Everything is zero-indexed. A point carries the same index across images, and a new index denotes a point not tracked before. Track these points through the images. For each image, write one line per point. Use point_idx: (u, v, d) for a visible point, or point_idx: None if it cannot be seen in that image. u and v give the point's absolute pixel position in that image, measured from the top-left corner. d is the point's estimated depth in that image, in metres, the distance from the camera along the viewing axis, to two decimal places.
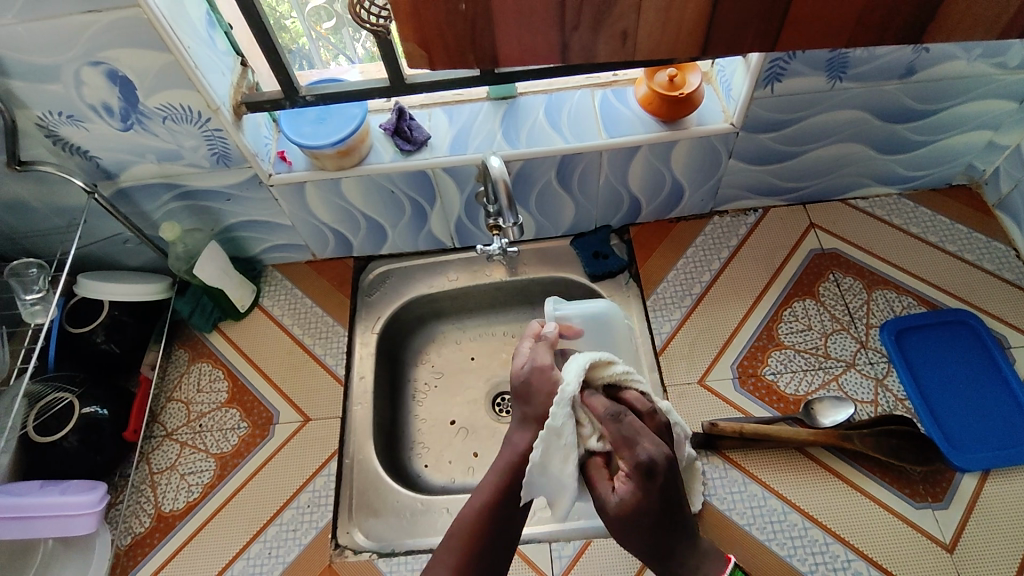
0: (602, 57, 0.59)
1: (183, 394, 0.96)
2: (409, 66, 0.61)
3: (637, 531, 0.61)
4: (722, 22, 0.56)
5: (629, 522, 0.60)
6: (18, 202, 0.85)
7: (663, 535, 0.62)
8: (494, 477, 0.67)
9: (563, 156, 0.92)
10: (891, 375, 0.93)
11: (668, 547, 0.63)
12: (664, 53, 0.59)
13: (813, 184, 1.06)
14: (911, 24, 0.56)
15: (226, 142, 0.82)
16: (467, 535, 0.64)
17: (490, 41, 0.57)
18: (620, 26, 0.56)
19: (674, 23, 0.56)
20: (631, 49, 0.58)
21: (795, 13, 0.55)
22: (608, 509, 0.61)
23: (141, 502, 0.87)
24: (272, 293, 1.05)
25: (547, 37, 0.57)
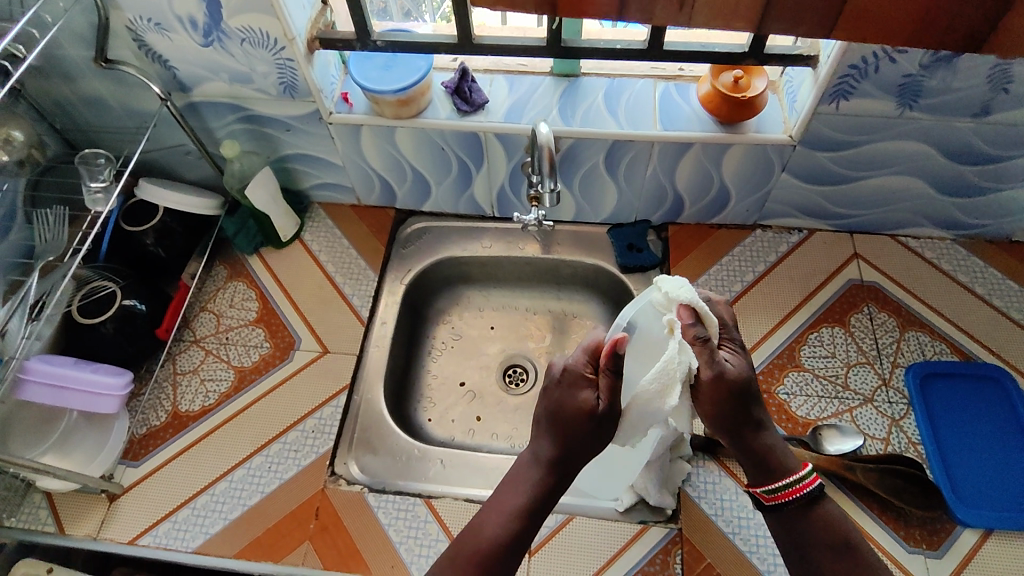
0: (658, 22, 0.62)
1: (217, 306, 1.01)
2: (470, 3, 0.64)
3: (727, 401, 0.68)
4: (784, 2, 0.57)
5: (733, 390, 0.68)
6: (97, 98, 0.91)
7: (743, 411, 0.69)
8: (509, 515, 0.69)
9: (614, 141, 0.92)
10: (908, 417, 0.91)
11: (737, 430, 0.70)
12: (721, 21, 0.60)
13: (864, 214, 1.04)
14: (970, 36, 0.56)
15: (296, 72, 0.86)
16: (476, 562, 0.66)
17: None
18: None
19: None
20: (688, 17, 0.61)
21: (856, 3, 0.56)
22: (721, 385, 0.67)
23: (160, 397, 0.92)
24: (313, 228, 1.09)
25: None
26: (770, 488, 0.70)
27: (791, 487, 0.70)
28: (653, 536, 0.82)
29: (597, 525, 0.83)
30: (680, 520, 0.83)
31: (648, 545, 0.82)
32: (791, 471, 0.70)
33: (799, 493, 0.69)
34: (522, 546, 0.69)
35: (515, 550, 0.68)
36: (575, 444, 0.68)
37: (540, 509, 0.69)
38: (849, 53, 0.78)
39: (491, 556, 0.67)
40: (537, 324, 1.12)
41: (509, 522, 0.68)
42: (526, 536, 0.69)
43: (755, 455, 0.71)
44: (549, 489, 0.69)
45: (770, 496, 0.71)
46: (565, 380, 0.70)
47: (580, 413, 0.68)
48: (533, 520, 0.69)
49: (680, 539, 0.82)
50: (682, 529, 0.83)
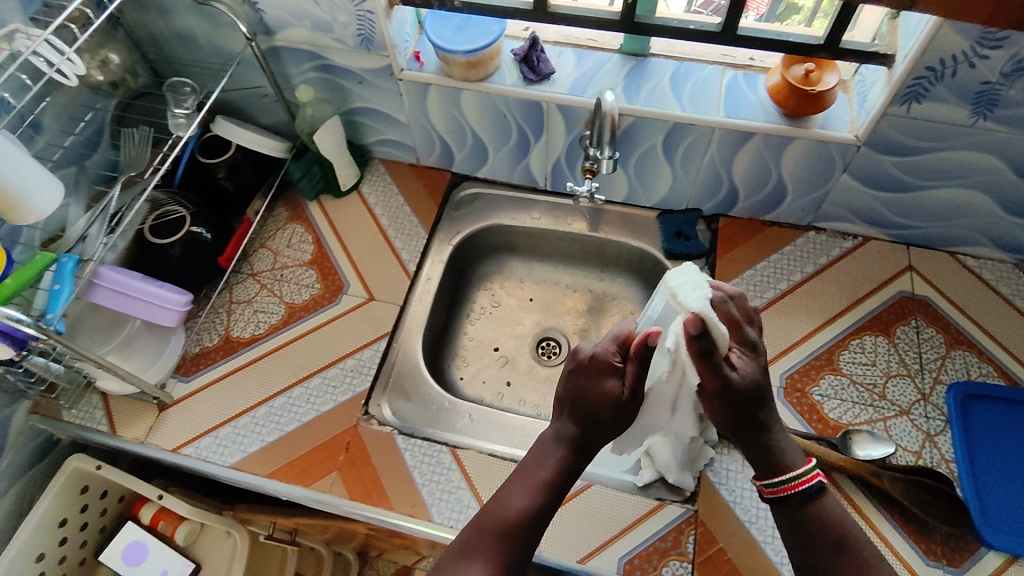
0: None
1: (274, 244, 1.06)
2: None
3: (730, 407, 0.71)
4: None
5: (737, 398, 0.71)
6: (188, 34, 0.96)
7: (749, 414, 0.71)
8: (532, 491, 0.72)
9: (675, 122, 0.93)
10: (944, 434, 0.89)
11: (743, 429, 0.72)
12: None
13: (924, 227, 1.01)
14: None
15: (374, 25, 0.89)
16: (497, 533, 0.69)
17: None
18: None
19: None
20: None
21: None
22: (723, 394, 0.70)
23: (215, 321, 0.98)
24: (371, 182, 1.13)
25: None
26: (771, 482, 0.71)
27: (790, 483, 0.70)
28: (669, 514, 0.83)
29: (614, 495, 0.85)
30: (697, 502, 0.84)
31: (662, 522, 0.82)
32: (793, 467, 0.71)
33: (799, 488, 0.70)
34: (543, 521, 0.71)
35: (537, 523, 0.71)
36: (598, 425, 0.72)
37: (559, 486, 0.73)
38: (928, 52, 0.77)
39: (515, 526, 0.69)
40: (576, 301, 1.13)
41: (532, 495, 0.71)
42: (548, 511, 0.72)
43: (760, 453, 0.72)
44: (571, 467, 0.73)
45: (770, 490, 0.71)
46: (591, 366, 0.73)
47: (606, 399, 0.71)
48: (554, 496, 0.72)
49: (695, 520, 0.82)
50: (698, 510, 0.83)
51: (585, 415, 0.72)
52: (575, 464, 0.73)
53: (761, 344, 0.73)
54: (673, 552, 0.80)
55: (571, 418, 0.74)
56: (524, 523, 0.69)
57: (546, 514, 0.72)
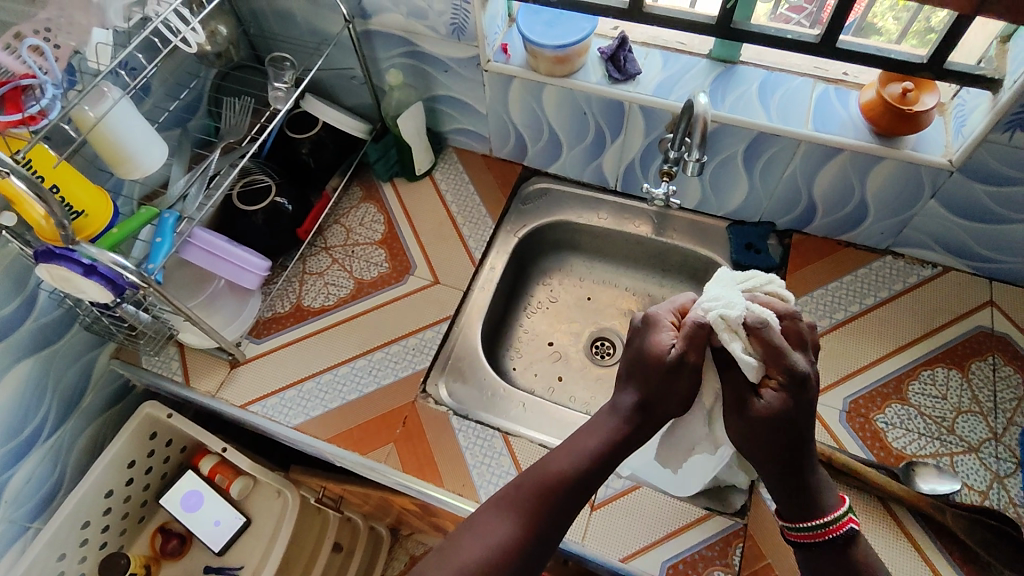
0: None
1: (348, 222, 1.09)
2: None
3: (755, 436, 0.65)
4: None
5: (759, 425, 0.64)
6: (288, 13, 1.01)
7: (779, 447, 0.64)
8: (582, 454, 0.67)
9: (759, 132, 0.91)
10: (1014, 476, 0.85)
11: (776, 464, 0.65)
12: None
13: (1009, 263, 0.97)
14: None
15: (469, 16, 0.92)
16: (534, 492, 0.65)
17: None
18: None
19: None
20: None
21: None
22: (739, 417, 0.66)
23: (288, 289, 1.02)
24: (444, 170, 1.16)
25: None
26: (792, 526, 0.67)
27: (817, 530, 0.65)
28: (716, 525, 0.82)
29: (661, 500, 0.84)
30: (747, 516, 0.83)
31: (709, 532, 0.82)
32: (825, 513, 0.65)
33: (827, 536, 0.65)
34: (588, 489, 0.67)
35: (581, 489, 0.66)
36: (666, 386, 0.68)
37: (611, 456, 0.67)
38: None
39: (556, 488, 0.65)
40: (633, 304, 1.13)
41: (580, 459, 0.67)
42: (595, 478, 0.67)
43: (795, 492, 0.66)
44: (627, 436, 0.67)
45: (793, 534, 0.67)
46: (647, 327, 0.71)
47: (653, 359, 0.68)
48: (604, 465, 0.67)
49: (743, 534, 0.81)
50: (747, 525, 0.82)
51: (646, 385, 0.68)
52: (630, 435, 0.67)
53: (813, 379, 0.64)
54: (717, 563, 0.80)
55: (632, 386, 0.70)
56: (566, 485, 0.65)
57: (593, 482, 0.67)
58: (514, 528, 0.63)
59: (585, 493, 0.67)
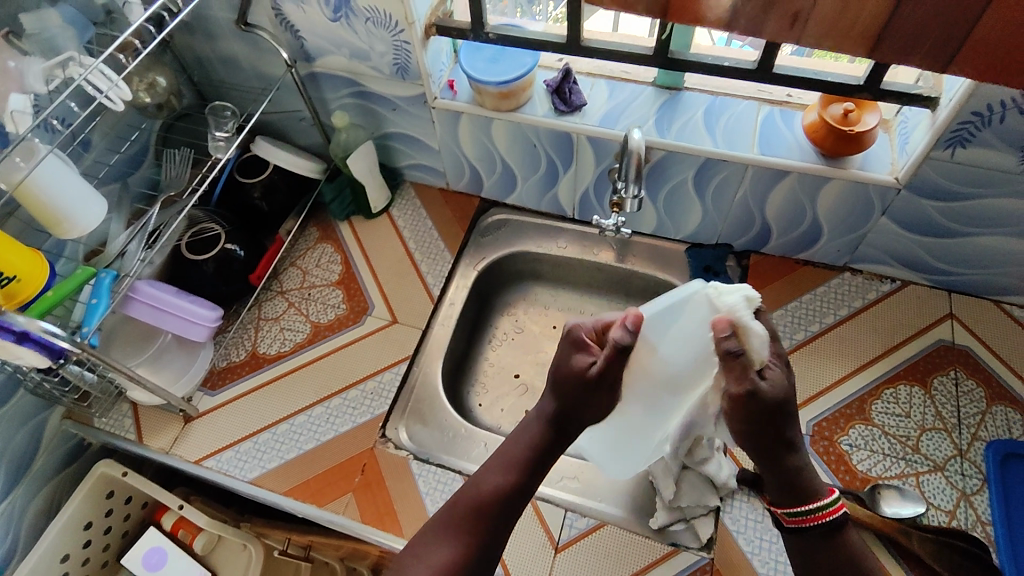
0: (766, 36, 0.61)
1: (304, 263, 1.08)
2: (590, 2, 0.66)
3: (750, 417, 0.64)
4: (905, 25, 0.56)
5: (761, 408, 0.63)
6: (232, 59, 1.00)
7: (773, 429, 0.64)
8: (507, 466, 0.69)
9: (706, 158, 0.91)
10: (981, 494, 0.84)
11: (768, 450, 0.66)
12: (833, 41, 0.60)
13: (967, 274, 0.97)
14: None
15: (410, 55, 0.91)
16: (472, 511, 0.66)
17: None
18: (793, 7, 0.58)
19: (856, 11, 0.56)
20: (799, 34, 0.60)
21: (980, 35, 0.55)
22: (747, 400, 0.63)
23: (243, 337, 1.00)
24: (402, 205, 1.15)
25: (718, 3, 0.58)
26: (790, 512, 0.67)
27: (814, 514, 0.66)
28: (683, 560, 0.81)
29: (626, 538, 0.83)
30: (713, 551, 0.81)
31: (676, 568, 0.80)
32: (819, 497, 0.66)
33: (825, 519, 0.65)
34: (521, 500, 0.68)
35: (514, 501, 0.68)
36: (579, 398, 0.69)
37: (539, 462, 0.70)
38: (974, 95, 0.73)
39: (490, 503, 0.67)
40: None
41: (505, 472, 0.68)
42: (528, 485, 0.69)
43: (784, 477, 0.66)
44: (547, 443, 0.70)
45: (790, 519, 0.67)
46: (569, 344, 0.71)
47: (572, 376, 0.69)
48: (530, 474, 0.69)
49: (710, 569, 0.80)
50: (714, 559, 0.80)
51: (560, 391, 0.70)
52: (554, 440, 0.70)
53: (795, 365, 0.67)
54: None
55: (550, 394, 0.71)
56: (498, 500, 0.67)
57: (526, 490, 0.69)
58: (457, 551, 0.64)
59: (519, 504, 0.68)
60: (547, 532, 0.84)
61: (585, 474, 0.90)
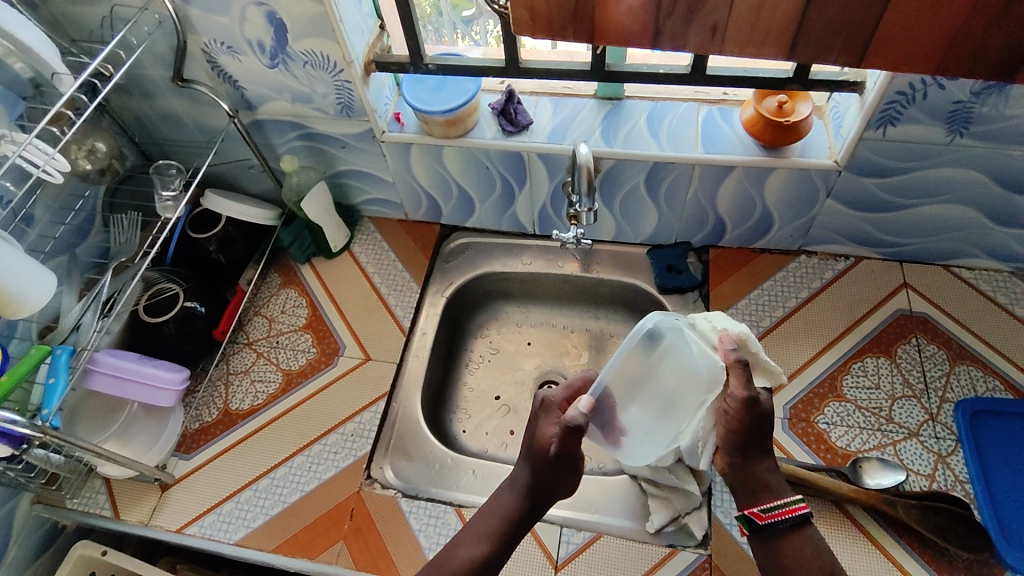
0: (690, 48, 0.62)
1: (269, 311, 1.06)
2: (515, 31, 0.66)
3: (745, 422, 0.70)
4: (815, 25, 0.57)
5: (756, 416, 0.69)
6: (173, 115, 0.99)
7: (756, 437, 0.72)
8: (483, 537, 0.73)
9: (655, 163, 0.94)
10: (956, 454, 0.87)
11: (743, 451, 0.73)
12: (752, 47, 0.61)
13: (915, 243, 1.01)
14: (1005, 59, 0.56)
15: (353, 93, 0.91)
16: None
17: (591, 8, 0.61)
18: (711, 19, 0.59)
19: (767, 18, 0.57)
20: (720, 44, 0.61)
21: (886, 30, 0.56)
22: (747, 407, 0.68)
23: (213, 395, 0.98)
24: (362, 241, 1.14)
25: (644, 17, 0.60)
26: (765, 507, 0.72)
27: (787, 508, 0.72)
28: (682, 560, 0.81)
29: (624, 546, 0.83)
30: (710, 546, 0.82)
31: (677, 569, 0.80)
32: (783, 495, 0.73)
33: (796, 511, 0.72)
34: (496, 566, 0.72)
35: (490, 569, 0.72)
36: (547, 469, 0.71)
37: (510, 535, 0.73)
38: (896, 78, 0.76)
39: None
40: (575, 342, 1.11)
41: (481, 544, 0.72)
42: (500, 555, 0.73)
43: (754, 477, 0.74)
44: (520, 512, 0.73)
45: (764, 515, 0.72)
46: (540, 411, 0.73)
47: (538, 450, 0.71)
48: (506, 542, 0.73)
49: (709, 565, 0.80)
50: (711, 555, 0.81)
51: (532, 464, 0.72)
52: (527, 511, 0.73)
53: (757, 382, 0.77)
54: None
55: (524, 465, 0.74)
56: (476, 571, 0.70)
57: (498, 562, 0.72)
58: None
59: (495, 569, 0.73)
60: (545, 551, 0.83)
61: (576, 487, 0.89)
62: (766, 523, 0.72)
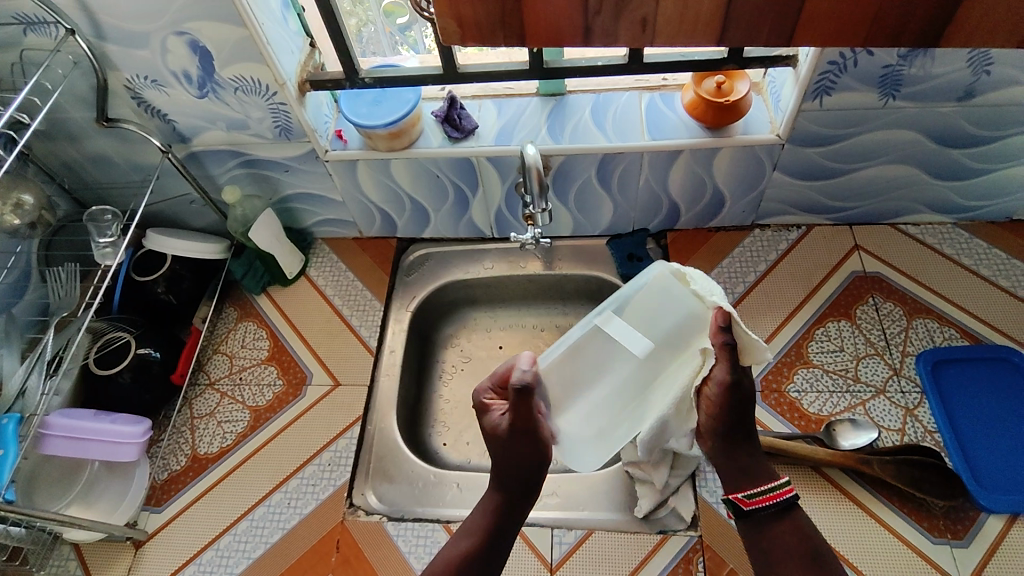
0: (622, 43, 0.62)
1: (229, 347, 1.03)
2: (443, 43, 0.65)
3: (730, 409, 0.73)
4: (742, 8, 0.57)
5: (739, 399, 0.73)
6: (103, 156, 0.94)
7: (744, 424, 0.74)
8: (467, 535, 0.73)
9: (603, 154, 0.94)
10: (923, 406, 0.90)
11: (739, 437, 0.76)
12: (681, 38, 0.61)
13: (862, 205, 1.03)
14: (929, 28, 0.57)
15: (289, 115, 0.89)
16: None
17: (518, 12, 0.60)
18: (639, 13, 0.59)
19: (693, 9, 0.58)
20: (651, 37, 0.61)
21: (811, 8, 0.57)
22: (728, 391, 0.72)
23: (179, 442, 0.94)
24: (317, 264, 1.11)
25: (574, 16, 0.59)
26: (750, 493, 0.73)
27: (773, 493, 0.73)
28: (674, 545, 0.82)
29: (617, 539, 0.83)
30: (699, 527, 0.83)
31: (669, 555, 0.81)
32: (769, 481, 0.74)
33: (777, 499, 0.72)
34: (489, 560, 0.71)
35: (483, 561, 0.71)
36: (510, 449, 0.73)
37: (499, 525, 0.74)
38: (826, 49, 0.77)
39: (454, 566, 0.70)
40: (546, 340, 1.11)
41: (466, 538, 0.73)
42: (494, 544, 0.73)
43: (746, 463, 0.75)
44: (503, 501, 0.74)
45: (749, 500, 0.73)
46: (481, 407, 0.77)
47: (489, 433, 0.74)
48: (496, 532, 0.73)
49: (700, 546, 0.81)
50: (702, 536, 0.82)
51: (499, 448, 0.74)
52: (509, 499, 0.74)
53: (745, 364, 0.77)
54: None
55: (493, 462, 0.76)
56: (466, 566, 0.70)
57: (492, 552, 0.72)
58: None
59: (491, 562, 0.72)
60: (539, 556, 0.83)
61: (563, 487, 0.88)
62: (749, 510, 0.73)
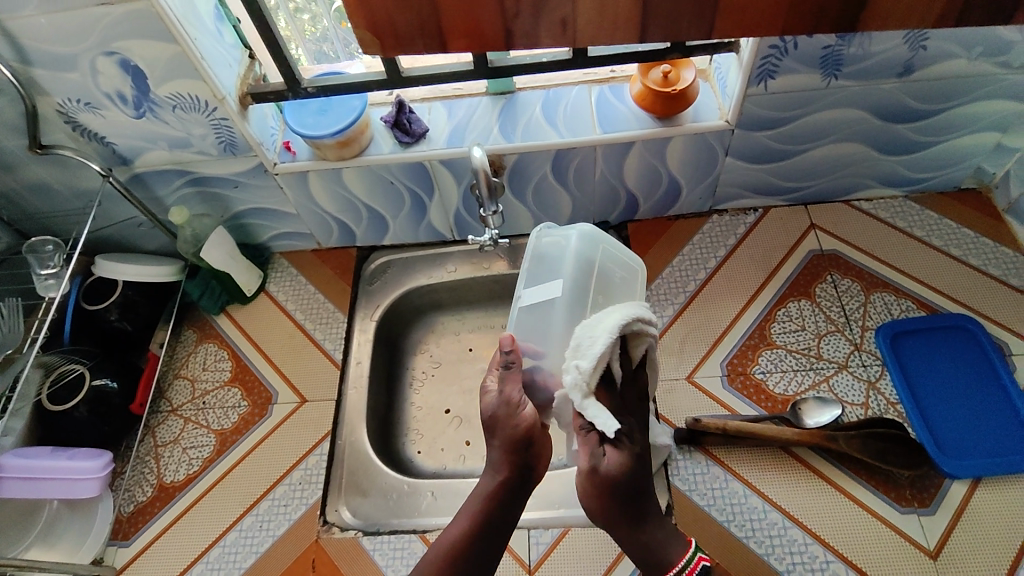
0: (545, 42, 0.62)
1: (190, 371, 1.00)
2: (365, 53, 0.64)
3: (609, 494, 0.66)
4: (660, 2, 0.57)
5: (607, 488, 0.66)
6: (41, 185, 0.91)
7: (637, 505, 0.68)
8: (464, 515, 0.71)
9: (556, 150, 0.93)
10: (884, 378, 0.92)
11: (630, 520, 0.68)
12: (605, 36, 0.61)
13: (816, 183, 1.04)
14: (844, 12, 0.58)
15: (232, 130, 0.86)
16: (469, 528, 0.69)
17: (437, 18, 0.59)
18: (559, 13, 0.58)
19: (612, 5, 0.57)
20: (574, 36, 0.61)
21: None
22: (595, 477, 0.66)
23: (144, 472, 0.92)
24: (277, 279, 1.09)
25: (498, 20, 0.59)
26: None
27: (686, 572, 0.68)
28: None
29: (595, 533, 0.83)
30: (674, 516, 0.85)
31: None
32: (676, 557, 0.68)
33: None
34: (517, 490, 0.71)
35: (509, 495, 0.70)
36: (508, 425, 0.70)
37: (518, 463, 0.70)
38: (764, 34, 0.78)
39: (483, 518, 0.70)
40: None
41: (492, 477, 0.71)
42: (515, 482, 0.71)
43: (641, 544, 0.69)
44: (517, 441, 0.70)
45: None
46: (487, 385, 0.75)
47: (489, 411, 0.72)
48: (516, 467, 0.70)
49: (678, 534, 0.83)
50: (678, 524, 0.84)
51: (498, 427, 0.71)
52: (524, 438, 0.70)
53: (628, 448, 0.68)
54: None
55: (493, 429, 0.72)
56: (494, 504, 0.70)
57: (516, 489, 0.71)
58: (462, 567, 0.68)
59: (516, 493, 0.71)
60: (517, 558, 0.82)
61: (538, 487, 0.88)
62: None
